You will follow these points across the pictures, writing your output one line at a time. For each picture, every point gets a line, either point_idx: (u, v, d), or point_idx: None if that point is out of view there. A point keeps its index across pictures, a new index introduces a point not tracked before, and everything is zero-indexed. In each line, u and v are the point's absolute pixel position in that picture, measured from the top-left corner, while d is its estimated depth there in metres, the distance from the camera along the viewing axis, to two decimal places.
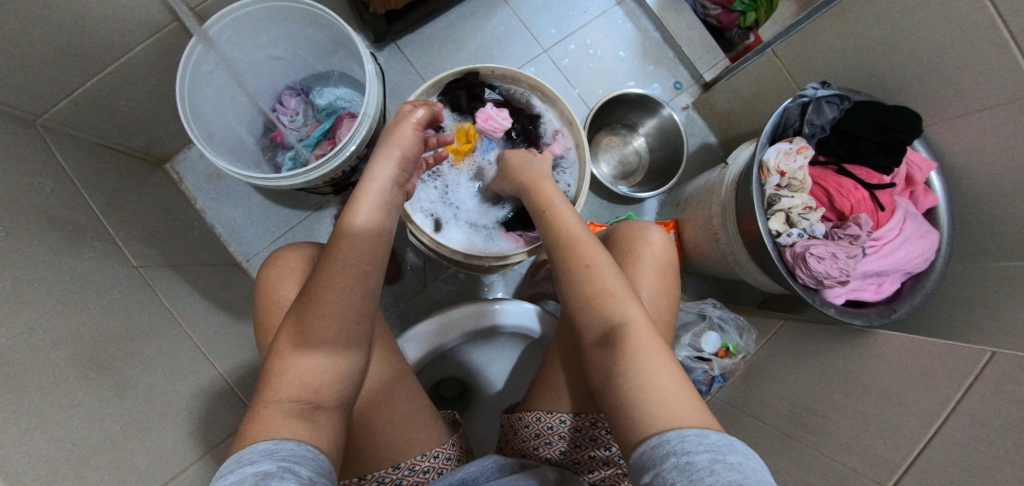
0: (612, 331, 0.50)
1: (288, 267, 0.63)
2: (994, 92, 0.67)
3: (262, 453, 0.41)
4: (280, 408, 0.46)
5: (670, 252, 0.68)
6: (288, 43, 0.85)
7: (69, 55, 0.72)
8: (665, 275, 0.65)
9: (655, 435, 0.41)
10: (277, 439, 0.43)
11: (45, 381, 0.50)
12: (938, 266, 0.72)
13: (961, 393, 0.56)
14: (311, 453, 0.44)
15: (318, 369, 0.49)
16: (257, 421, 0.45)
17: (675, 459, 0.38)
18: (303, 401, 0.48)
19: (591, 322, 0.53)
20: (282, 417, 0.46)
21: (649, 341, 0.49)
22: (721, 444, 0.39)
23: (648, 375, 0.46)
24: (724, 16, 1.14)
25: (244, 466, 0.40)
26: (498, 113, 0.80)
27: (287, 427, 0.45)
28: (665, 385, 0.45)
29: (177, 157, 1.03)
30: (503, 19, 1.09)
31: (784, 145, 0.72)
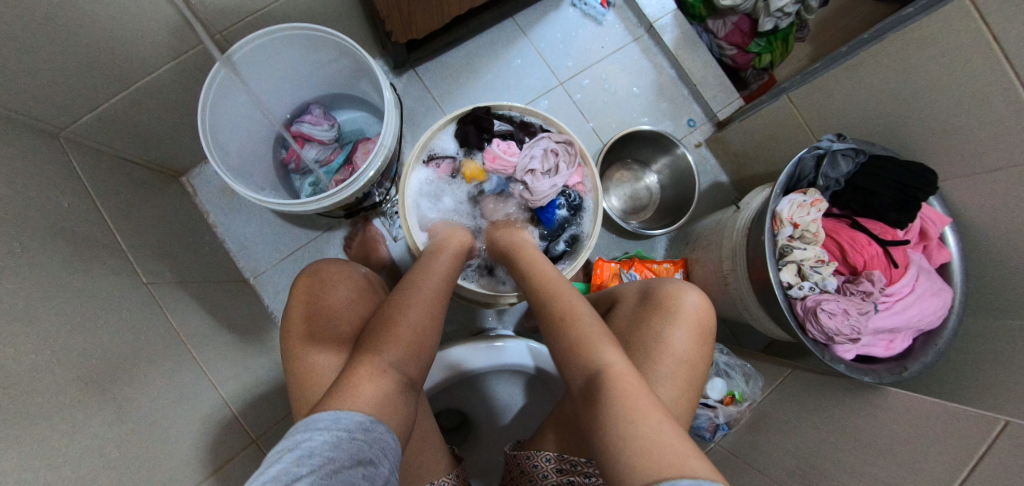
0: (592, 378, 0.51)
1: (335, 275, 0.67)
2: (1014, 154, 0.67)
3: (355, 426, 0.45)
4: (370, 381, 0.50)
5: (709, 315, 0.65)
6: (310, 67, 0.87)
7: (99, 76, 0.73)
8: (704, 340, 0.63)
9: (664, 480, 0.39)
10: (370, 417, 0.47)
11: (45, 406, 0.49)
12: (950, 325, 0.72)
13: (973, 463, 0.55)
14: (393, 444, 0.47)
15: (409, 356, 0.55)
16: (358, 378, 0.50)
17: None
18: (401, 377, 0.53)
19: (574, 372, 0.54)
20: (378, 384, 0.50)
21: (630, 384, 0.49)
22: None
23: (630, 419, 0.45)
24: (740, 57, 1.14)
25: (317, 439, 0.43)
26: (505, 151, 0.83)
27: (382, 395, 0.49)
28: (645, 425, 0.44)
29: (192, 171, 1.04)
30: (521, 51, 1.10)
31: (798, 197, 0.72)
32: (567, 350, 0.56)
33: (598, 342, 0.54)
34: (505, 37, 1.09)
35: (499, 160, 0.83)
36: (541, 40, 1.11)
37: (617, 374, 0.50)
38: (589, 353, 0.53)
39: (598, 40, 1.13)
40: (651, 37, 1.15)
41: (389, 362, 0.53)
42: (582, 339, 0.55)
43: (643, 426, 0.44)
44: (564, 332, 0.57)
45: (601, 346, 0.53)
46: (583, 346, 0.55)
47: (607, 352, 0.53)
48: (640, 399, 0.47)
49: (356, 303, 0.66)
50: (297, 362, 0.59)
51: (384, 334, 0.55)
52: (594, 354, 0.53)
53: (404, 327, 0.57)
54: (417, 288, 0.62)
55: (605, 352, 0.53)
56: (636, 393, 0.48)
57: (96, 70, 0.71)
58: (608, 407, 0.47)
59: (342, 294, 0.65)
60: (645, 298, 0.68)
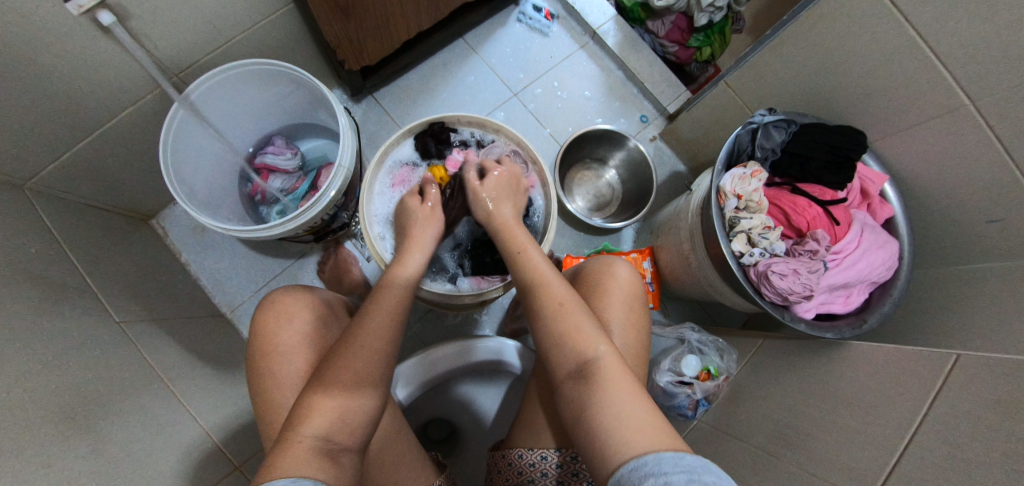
0: (583, 366, 0.53)
1: (286, 311, 0.66)
2: (930, 107, 0.72)
3: None
4: (301, 449, 0.49)
5: (638, 285, 0.69)
6: (269, 101, 0.90)
7: (62, 126, 0.76)
8: (635, 309, 0.66)
9: (634, 458, 0.43)
10: (292, 478, 0.45)
11: (18, 441, 0.49)
12: (902, 275, 0.74)
13: (931, 398, 0.57)
14: None
15: (341, 417, 0.53)
16: (285, 454, 0.48)
17: (653, 480, 0.39)
18: (327, 444, 0.51)
19: (563, 358, 0.55)
20: (306, 455, 0.49)
21: (619, 373, 0.51)
22: (696, 465, 0.40)
23: (619, 403, 0.48)
24: (682, 53, 1.20)
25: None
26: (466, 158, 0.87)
27: (314, 467, 0.48)
28: (628, 409, 0.48)
29: (162, 213, 1.06)
30: (473, 68, 1.15)
31: (739, 169, 0.76)
32: (554, 339, 0.57)
33: (589, 333, 0.55)
34: (456, 57, 1.15)
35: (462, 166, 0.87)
36: (491, 56, 1.16)
37: (606, 367, 0.52)
38: (574, 344, 0.55)
39: (546, 51, 1.19)
40: (596, 43, 1.21)
41: (313, 432, 0.50)
42: (572, 329, 0.56)
43: (629, 415, 0.47)
44: (552, 322, 0.57)
45: (590, 338, 0.55)
46: (574, 335, 0.55)
47: (599, 341, 0.54)
48: (626, 387, 0.50)
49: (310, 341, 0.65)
50: (267, 394, 0.61)
51: (326, 387, 0.53)
52: (586, 344, 0.54)
53: (342, 384, 0.54)
54: (372, 312, 0.61)
55: (594, 342, 0.54)
56: (620, 383, 0.50)
57: (57, 120, 0.74)
58: (596, 401, 0.49)
59: (296, 329, 0.65)
60: (578, 275, 0.72)
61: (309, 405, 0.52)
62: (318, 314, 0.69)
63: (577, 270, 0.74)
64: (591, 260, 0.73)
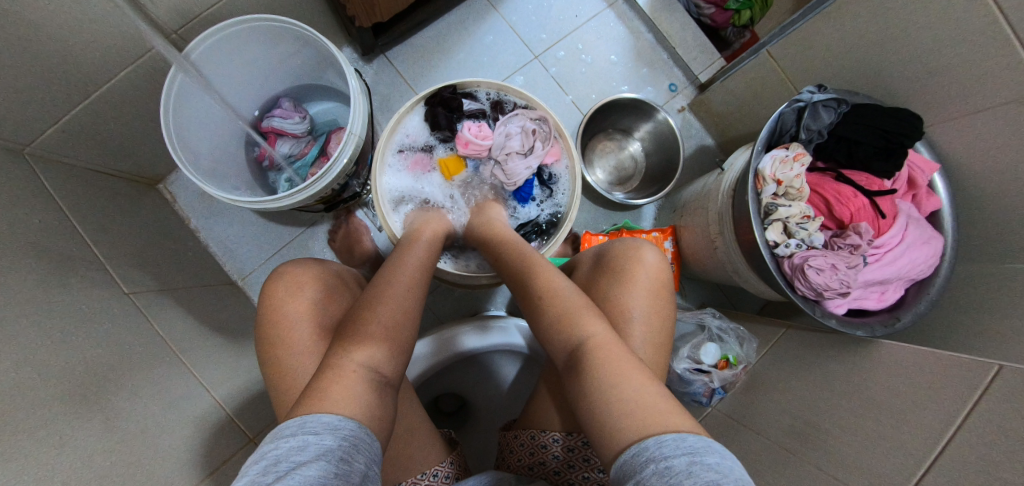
0: (577, 350, 0.52)
1: (295, 281, 0.64)
2: (998, 92, 0.65)
3: (324, 426, 0.44)
4: (350, 385, 0.49)
5: (666, 272, 0.66)
6: (274, 60, 0.84)
7: (57, 87, 0.71)
8: (658, 296, 0.63)
9: (636, 442, 0.42)
10: (342, 416, 0.46)
11: (31, 426, 0.49)
12: (943, 272, 0.70)
13: (967, 408, 0.55)
14: (370, 436, 0.46)
15: (383, 351, 0.53)
16: (336, 384, 0.48)
17: (654, 465, 0.39)
18: (375, 376, 0.52)
19: (559, 345, 0.55)
20: (357, 386, 0.49)
21: (614, 353, 0.50)
22: (699, 449, 0.40)
23: (614, 384, 0.47)
24: (718, 15, 1.10)
25: (307, 434, 0.43)
26: (476, 135, 0.79)
27: (364, 399, 0.48)
28: (627, 389, 0.47)
29: (169, 177, 1.02)
30: (492, 27, 1.07)
31: (781, 152, 0.70)
32: (552, 328, 0.56)
33: (585, 314, 0.55)
34: (475, 14, 1.06)
35: (471, 145, 0.80)
36: (512, 14, 1.08)
37: (599, 345, 0.51)
38: (568, 327, 0.55)
39: (571, 9, 1.09)
40: (625, 1, 1.11)
41: (365, 361, 0.51)
42: (565, 316, 0.56)
43: (620, 394, 0.46)
44: (548, 312, 0.57)
45: (583, 320, 0.54)
46: (568, 318, 0.55)
47: (594, 323, 0.54)
48: (622, 367, 0.49)
49: (322, 308, 0.64)
50: (280, 368, 0.59)
51: (363, 328, 0.54)
52: (580, 326, 0.54)
53: (376, 326, 0.55)
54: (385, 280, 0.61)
55: (586, 325, 0.54)
56: (613, 361, 0.49)
57: (51, 80, 0.69)
58: (592, 381, 0.49)
59: (306, 299, 0.63)
60: (602, 259, 0.69)
61: (356, 342, 0.53)
62: (328, 285, 0.67)
63: (602, 251, 0.71)
64: (618, 241, 0.71)
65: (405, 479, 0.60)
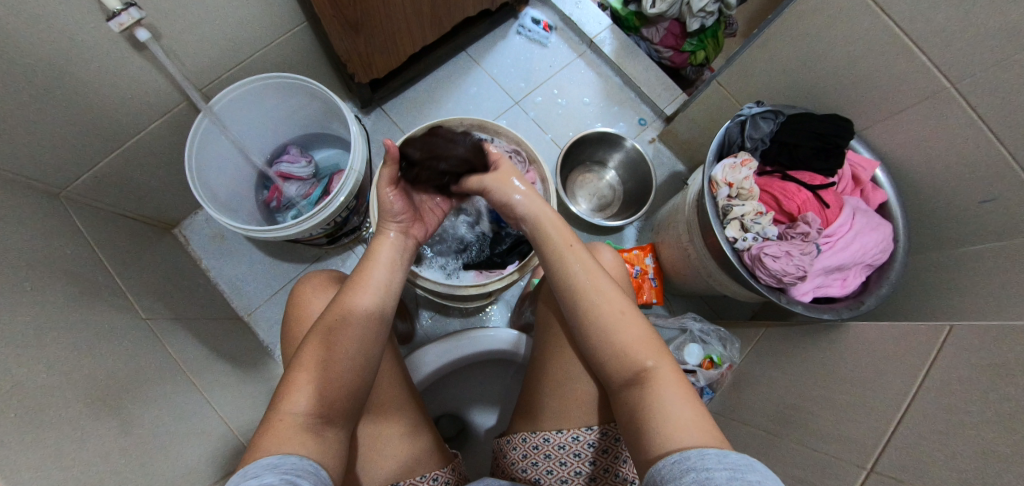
0: (638, 372, 0.55)
1: (321, 283, 0.71)
2: (913, 93, 0.74)
3: (265, 467, 0.43)
4: (291, 422, 0.49)
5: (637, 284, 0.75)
6: (285, 112, 0.97)
7: (96, 138, 0.82)
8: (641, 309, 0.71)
9: (677, 451, 0.45)
10: (282, 453, 0.45)
11: (54, 415, 0.53)
12: (898, 257, 0.75)
13: (926, 369, 0.58)
14: (312, 467, 0.46)
15: (325, 393, 0.53)
16: (271, 430, 0.48)
17: (694, 473, 0.41)
18: (312, 419, 0.51)
19: (623, 367, 0.56)
20: (294, 431, 0.49)
21: (674, 383, 0.53)
22: (741, 463, 0.41)
23: (670, 406, 0.50)
24: (677, 57, 1.24)
25: (248, 479, 0.41)
26: None
27: (299, 441, 0.48)
28: (681, 412, 0.49)
29: (184, 222, 1.12)
30: (476, 79, 1.21)
31: (730, 159, 0.79)
32: (612, 348, 0.57)
33: (646, 343, 0.57)
34: (460, 69, 1.21)
35: None
36: (493, 67, 1.22)
37: (662, 376, 0.53)
38: (631, 353, 0.56)
39: (545, 61, 1.24)
40: (593, 52, 1.26)
41: (298, 408, 0.50)
42: (630, 341, 0.57)
43: (676, 414, 0.49)
44: (608, 333, 0.58)
45: (649, 349, 0.56)
46: (630, 344, 0.57)
47: (655, 353, 0.56)
48: (680, 395, 0.51)
49: None
50: None
51: (321, 368, 0.54)
52: (643, 354, 0.56)
53: (331, 368, 0.54)
54: (353, 318, 0.57)
55: (650, 354, 0.55)
56: (676, 391, 0.52)
57: (92, 132, 0.81)
58: (651, 403, 0.51)
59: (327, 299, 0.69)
60: None
61: (297, 384, 0.52)
62: None
63: None
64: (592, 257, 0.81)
65: (404, 479, 0.62)
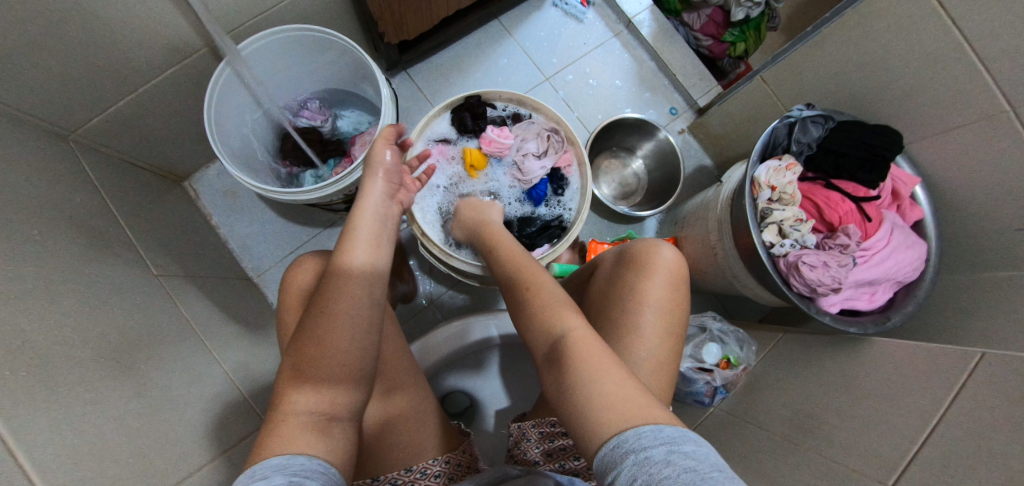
0: (556, 341, 0.54)
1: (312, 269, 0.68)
2: (968, 111, 0.72)
3: (274, 468, 0.42)
4: (296, 421, 0.47)
5: (683, 270, 0.66)
6: (309, 67, 0.91)
7: (108, 80, 0.77)
8: (680, 289, 0.65)
9: (615, 436, 0.43)
10: (290, 453, 0.44)
11: (70, 376, 0.51)
12: (928, 276, 0.75)
13: (954, 392, 0.58)
14: (323, 467, 0.45)
15: (326, 391, 0.49)
16: (274, 429, 0.46)
17: (634, 456, 0.40)
18: (317, 416, 0.48)
19: (539, 337, 0.56)
20: (299, 431, 0.46)
21: (589, 348, 0.51)
22: (676, 437, 0.41)
23: (592, 380, 0.48)
24: (716, 47, 1.20)
25: (254, 483, 0.40)
26: (499, 135, 0.85)
27: (303, 441, 0.46)
28: (609, 385, 0.47)
29: (194, 175, 1.08)
30: (507, 50, 1.16)
31: (774, 162, 0.77)
32: (535, 328, 0.57)
33: (563, 309, 0.57)
34: (492, 37, 1.15)
35: (494, 143, 0.85)
36: (526, 39, 1.17)
37: (573, 342, 0.52)
38: (547, 321, 0.56)
39: (580, 37, 1.19)
40: (630, 32, 1.21)
41: (300, 407, 0.48)
42: (544, 306, 0.58)
43: (608, 390, 0.47)
44: (534, 312, 0.58)
45: (563, 316, 0.56)
46: (546, 311, 0.57)
47: (570, 318, 0.55)
48: (596, 365, 0.49)
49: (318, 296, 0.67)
50: None
51: (312, 365, 0.49)
52: (556, 320, 0.56)
53: (320, 362, 0.49)
54: (340, 308, 0.51)
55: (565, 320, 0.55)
56: (603, 359, 0.50)
57: (105, 73, 0.75)
58: (571, 375, 0.50)
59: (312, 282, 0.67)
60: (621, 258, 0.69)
61: (298, 382, 0.49)
62: None
63: (619, 250, 0.72)
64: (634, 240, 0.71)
65: (415, 464, 0.63)
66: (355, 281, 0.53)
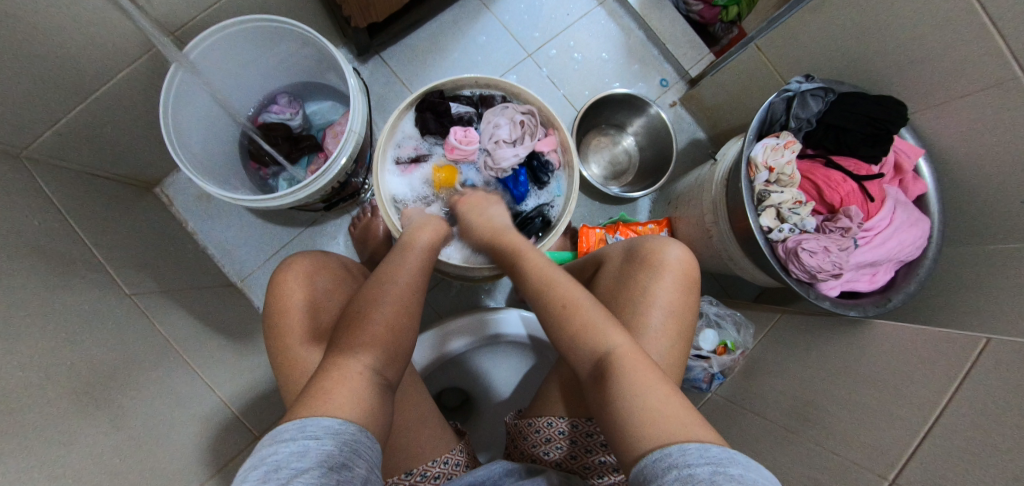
0: (600, 359, 0.49)
1: (300, 270, 0.65)
2: (977, 77, 0.67)
3: (325, 429, 0.41)
4: (358, 378, 0.48)
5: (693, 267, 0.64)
6: (270, 59, 0.85)
7: (53, 90, 0.70)
8: (687, 293, 0.62)
9: (658, 448, 0.40)
10: (342, 418, 0.43)
11: (41, 424, 0.49)
12: (931, 254, 0.72)
13: (958, 380, 0.56)
14: (369, 440, 0.44)
15: (385, 356, 0.51)
16: (338, 380, 0.46)
17: (676, 472, 0.37)
18: (379, 377, 0.50)
19: (580, 353, 0.51)
20: (364, 386, 0.47)
21: (637, 364, 0.47)
22: (723, 458, 0.38)
23: (641, 395, 0.45)
24: (706, 12, 1.13)
25: (306, 439, 0.40)
26: (460, 140, 0.81)
27: (370, 397, 0.46)
28: (649, 400, 0.44)
29: (165, 180, 1.02)
30: (486, 26, 1.08)
31: (772, 140, 0.73)
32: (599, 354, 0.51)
33: (603, 323, 0.52)
34: (468, 13, 1.08)
35: (458, 149, 0.82)
36: (505, 13, 1.09)
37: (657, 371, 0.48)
38: (588, 339, 0.51)
39: (563, 7, 1.11)
40: None
41: (366, 364, 0.49)
42: (586, 321, 0.52)
43: (646, 405, 0.44)
44: (562, 320, 0.54)
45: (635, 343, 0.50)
46: (586, 329, 0.52)
47: (612, 332, 0.51)
48: (647, 380, 0.46)
49: (330, 295, 0.65)
50: (286, 356, 0.59)
51: (370, 332, 0.52)
52: (599, 336, 0.50)
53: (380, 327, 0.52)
54: (401, 283, 0.57)
55: (608, 334, 0.50)
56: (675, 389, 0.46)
57: (48, 83, 0.69)
58: (614, 390, 0.46)
59: (317, 284, 0.64)
60: (627, 256, 0.68)
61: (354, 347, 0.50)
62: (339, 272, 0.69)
63: (627, 247, 0.70)
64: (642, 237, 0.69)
65: (415, 467, 0.60)
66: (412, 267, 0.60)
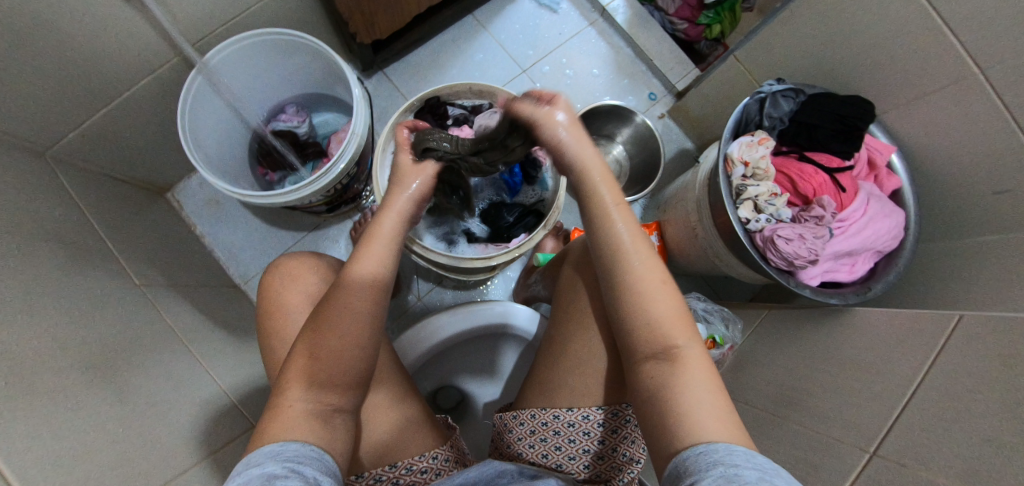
0: (666, 351, 0.49)
1: (290, 273, 0.68)
2: (939, 75, 0.72)
3: (267, 455, 0.42)
4: (296, 410, 0.47)
5: None
6: (281, 71, 0.92)
7: (80, 93, 0.77)
8: None
9: (699, 444, 0.42)
10: (282, 441, 0.44)
11: (49, 385, 0.51)
12: (908, 245, 0.74)
13: (933, 356, 0.58)
14: (316, 453, 0.44)
15: (329, 382, 0.50)
16: (276, 416, 0.47)
17: (722, 469, 0.38)
18: (320, 406, 0.49)
19: (649, 339, 0.50)
20: (299, 419, 0.47)
21: (702, 366, 0.48)
22: (766, 466, 0.38)
23: (695, 395, 0.46)
24: (692, 30, 1.21)
25: (250, 468, 0.40)
26: None
27: (304, 430, 0.46)
28: (703, 402, 0.45)
29: (177, 186, 1.08)
30: (483, 45, 1.16)
31: (746, 138, 0.77)
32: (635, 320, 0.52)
33: (676, 319, 0.50)
34: (467, 33, 1.16)
35: None
36: (501, 33, 1.17)
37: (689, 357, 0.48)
38: (658, 330, 0.50)
39: (555, 27, 1.19)
40: (605, 20, 1.21)
41: (303, 397, 0.48)
42: (656, 314, 0.50)
43: (702, 407, 0.45)
44: (639, 302, 0.51)
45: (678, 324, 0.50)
46: (658, 321, 0.50)
47: (684, 332, 0.50)
48: (708, 383, 0.47)
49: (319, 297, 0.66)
50: (274, 354, 0.63)
51: (313, 362, 0.50)
52: (672, 332, 0.50)
53: (324, 355, 0.50)
54: (348, 306, 0.53)
55: (683, 333, 0.50)
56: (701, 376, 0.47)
57: (77, 87, 0.76)
58: (672, 386, 0.47)
59: (306, 289, 0.66)
60: None
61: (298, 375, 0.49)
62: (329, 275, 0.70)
63: None
64: None
65: (399, 460, 0.61)
66: (364, 285, 0.54)
